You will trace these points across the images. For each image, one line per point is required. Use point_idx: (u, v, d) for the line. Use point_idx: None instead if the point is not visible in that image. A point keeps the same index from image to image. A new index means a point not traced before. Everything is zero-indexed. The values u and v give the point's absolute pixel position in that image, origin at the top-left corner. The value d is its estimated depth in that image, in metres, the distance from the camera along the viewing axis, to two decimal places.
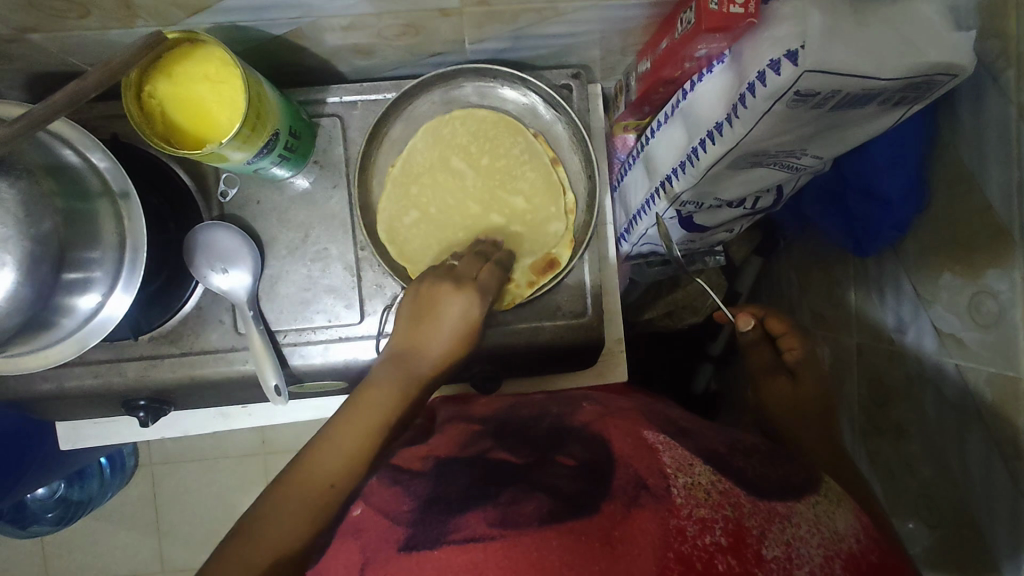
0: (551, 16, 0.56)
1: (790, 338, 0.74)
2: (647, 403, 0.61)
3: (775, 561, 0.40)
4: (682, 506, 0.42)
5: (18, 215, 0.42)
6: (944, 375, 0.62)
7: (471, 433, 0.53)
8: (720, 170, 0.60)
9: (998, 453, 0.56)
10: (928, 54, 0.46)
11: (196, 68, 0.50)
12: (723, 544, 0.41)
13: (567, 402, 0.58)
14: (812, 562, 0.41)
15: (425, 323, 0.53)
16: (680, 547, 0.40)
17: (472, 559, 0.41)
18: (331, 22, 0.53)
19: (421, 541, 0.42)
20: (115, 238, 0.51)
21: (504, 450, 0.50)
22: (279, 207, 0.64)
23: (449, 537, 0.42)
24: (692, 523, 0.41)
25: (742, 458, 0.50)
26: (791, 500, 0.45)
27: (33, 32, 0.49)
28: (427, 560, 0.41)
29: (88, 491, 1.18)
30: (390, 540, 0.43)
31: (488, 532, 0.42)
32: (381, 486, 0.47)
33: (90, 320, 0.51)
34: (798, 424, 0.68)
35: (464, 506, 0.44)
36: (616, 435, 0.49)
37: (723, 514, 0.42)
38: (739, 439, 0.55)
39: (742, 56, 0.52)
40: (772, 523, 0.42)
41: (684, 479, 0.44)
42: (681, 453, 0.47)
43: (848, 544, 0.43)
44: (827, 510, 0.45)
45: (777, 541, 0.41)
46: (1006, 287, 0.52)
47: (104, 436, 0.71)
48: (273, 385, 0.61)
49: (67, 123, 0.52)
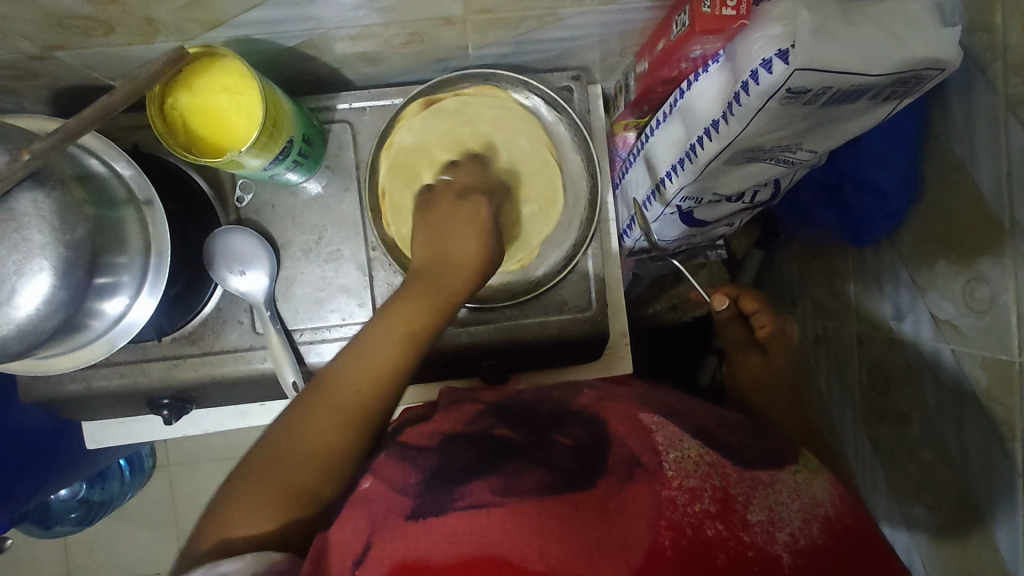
0: (551, 21, 0.59)
1: (763, 316, 0.77)
2: (644, 391, 0.61)
3: (759, 525, 0.42)
4: (673, 477, 0.44)
5: (54, 223, 0.43)
6: (941, 361, 0.63)
7: (474, 412, 0.54)
8: (718, 166, 0.62)
9: (996, 435, 0.58)
10: (914, 51, 0.48)
11: (214, 81, 0.52)
12: (711, 510, 0.43)
13: (566, 388, 0.60)
14: (793, 525, 0.43)
15: (429, 278, 0.56)
16: (672, 515, 0.42)
17: (475, 525, 0.42)
18: (340, 33, 0.56)
19: (428, 510, 0.43)
20: (141, 244, 0.54)
21: (507, 427, 0.51)
22: (293, 210, 0.67)
23: (453, 506, 0.43)
24: (683, 493, 0.43)
25: (729, 434, 0.51)
26: (773, 469, 0.47)
27: (59, 49, 0.52)
28: (433, 528, 0.42)
29: (111, 490, 1.21)
30: (396, 510, 0.44)
31: (491, 500, 0.43)
32: (389, 460, 0.47)
33: (117, 323, 0.54)
34: (772, 400, 0.74)
35: (467, 476, 0.45)
36: (614, 419, 0.50)
37: (711, 484, 0.44)
38: (727, 417, 0.56)
39: (735, 55, 0.54)
40: (756, 491, 0.45)
41: (674, 454, 0.46)
42: (671, 431, 0.49)
43: (825, 508, 0.45)
44: (806, 479, 0.47)
45: (761, 507, 0.43)
46: (998, 274, 0.54)
47: (127, 435, 0.74)
48: (291, 382, 0.63)
49: (96, 138, 0.55)
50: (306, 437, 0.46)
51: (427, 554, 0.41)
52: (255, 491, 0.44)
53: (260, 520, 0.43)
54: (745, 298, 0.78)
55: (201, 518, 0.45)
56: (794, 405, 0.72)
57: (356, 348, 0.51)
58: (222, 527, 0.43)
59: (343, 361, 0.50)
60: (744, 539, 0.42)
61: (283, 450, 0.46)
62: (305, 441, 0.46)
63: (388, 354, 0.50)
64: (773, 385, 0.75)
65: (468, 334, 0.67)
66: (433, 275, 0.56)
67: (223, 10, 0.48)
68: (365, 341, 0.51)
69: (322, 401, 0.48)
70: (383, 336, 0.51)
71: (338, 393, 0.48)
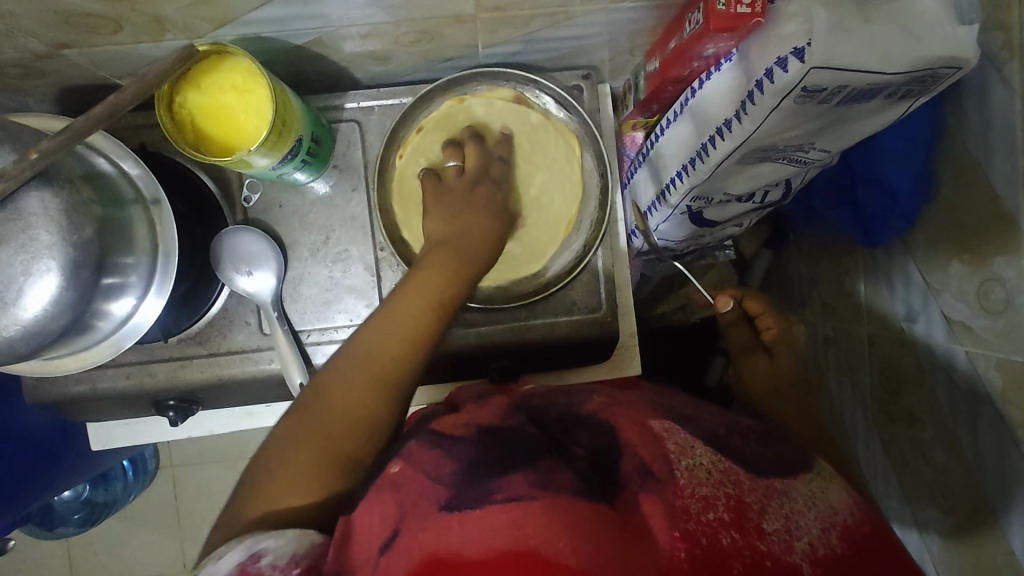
0: (561, 20, 0.58)
1: (769, 319, 0.77)
2: (653, 396, 0.61)
3: (776, 534, 0.41)
4: (685, 485, 0.43)
5: (61, 222, 0.43)
6: (955, 364, 0.63)
7: (492, 412, 0.53)
8: (729, 166, 0.62)
9: (1011, 438, 0.57)
10: (931, 49, 0.48)
11: (224, 79, 0.52)
12: (725, 519, 0.42)
13: (574, 392, 0.59)
14: (811, 534, 0.42)
15: (444, 252, 0.57)
16: (686, 525, 0.41)
17: (512, 517, 0.39)
18: (349, 31, 0.55)
19: (464, 502, 0.41)
20: (148, 245, 0.53)
21: (534, 427, 0.50)
22: (300, 210, 0.66)
23: (491, 498, 0.41)
24: (696, 501, 0.42)
25: (741, 439, 0.51)
26: (787, 477, 0.47)
27: (66, 47, 0.51)
28: (467, 522, 0.40)
29: (114, 492, 1.22)
30: (430, 499, 0.42)
31: (528, 492, 0.41)
32: (422, 448, 0.46)
33: (124, 324, 0.54)
34: (779, 402, 0.73)
35: (503, 470, 0.43)
36: (625, 426, 0.49)
37: (724, 492, 0.43)
38: (738, 422, 0.56)
39: (748, 54, 0.53)
40: (770, 499, 0.44)
41: (686, 461, 0.45)
42: (683, 437, 0.48)
43: (842, 517, 0.45)
44: (821, 487, 0.47)
45: (777, 516, 0.43)
46: (1014, 275, 0.53)
47: (132, 437, 0.73)
48: (298, 383, 0.62)
49: (103, 137, 0.55)
50: (342, 404, 0.48)
51: (460, 548, 0.39)
52: (297, 459, 0.46)
53: (306, 488, 0.45)
54: (751, 299, 0.78)
55: (235, 497, 0.46)
56: (802, 406, 0.72)
57: (374, 320, 0.52)
58: (266, 499, 0.44)
59: (363, 331, 0.52)
60: (761, 547, 0.41)
61: (322, 416, 0.47)
62: (331, 409, 0.48)
63: (413, 322, 0.52)
64: (779, 386, 0.74)
65: (475, 336, 0.67)
66: (450, 249, 0.58)
67: (231, 8, 0.47)
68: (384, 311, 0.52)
69: (345, 370, 0.49)
70: (409, 305, 0.52)
71: (359, 362, 0.50)
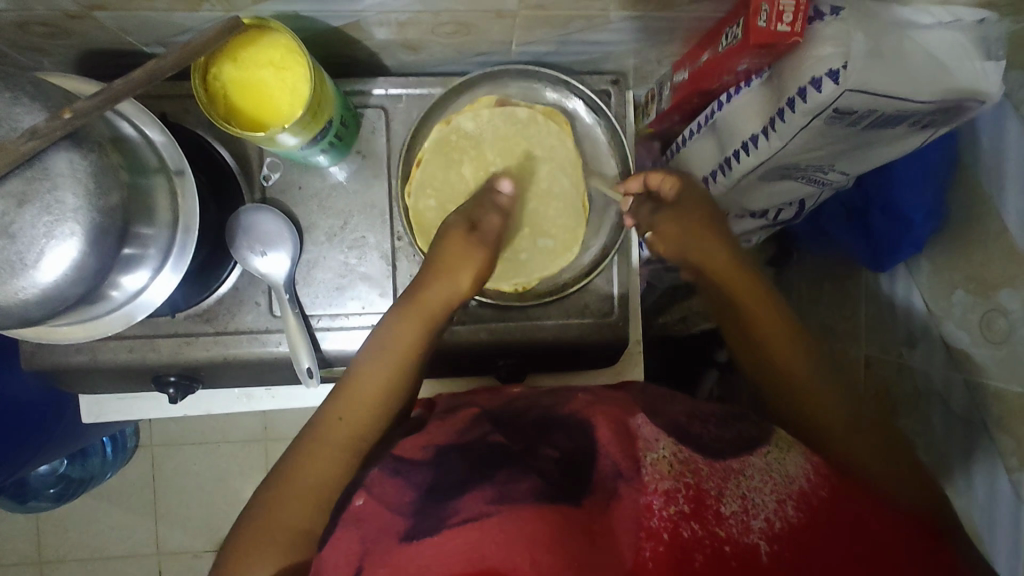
0: (600, 24, 0.58)
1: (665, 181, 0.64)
2: (638, 390, 0.58)
3: (734, 517, 0.41)
4: (649, 482, 0.42)
5: (89, 186, 0.42)
6: (953, 388, 0.65)
7: (462, 423, 0.53)
8: (752, 180, 0.63)
9: (1004, 465, 0.60)
10: (959, 82, 0.49)
11: (262, 54, 0.52)
12: (686, 511, 0.40)
13: (558, 394, 0.58)
14: (767, 510, 0.41)
15: (416, 316, 0.58)
16: (649, 523, 0.40)
17: (469, 540, 0.40)
18: (388, 18, 0.55)
19: (420, 531, 0.42)
20: (169, 217, 0.52)
21: (501, 433, 0.50)
22: (320, 193, 0.66)
23: (449, 522, 0.41)
24: (658, 497, 0.41)
25: (701, 425, 0.49)
26: (744, 455, 0.45)
27: (99, 9, 0.50)
28: (421, 552, 0.40)
29: (89, 468, 1.18)
30: (391, 531, 0.43)
31: (485, 509, 0.41)
32: (383, 477, 0.47)
33: (135, 297, 0.53)
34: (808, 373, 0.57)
35: (464, 488, 0.43)
36: (601, 424, 0.48)
37: (684, 482, 0.42)
38: (699, 407, 0.53)
39: (782, 74, 0.53)
40: (728, 481, 0.42)
41: (651, 455, 0.44)
42: (651, 430, 0.46)
43: (799, 485, 0.43)
44: (779, 457, 0.45)
45: (734, 497, 0.42)
46: (1018, 305, 0.57)
47: (126, 411, 0.72)
48: (306, 367, 0.62)
49: (133, 106, 0.54)
50: (306, 475, 0.50)
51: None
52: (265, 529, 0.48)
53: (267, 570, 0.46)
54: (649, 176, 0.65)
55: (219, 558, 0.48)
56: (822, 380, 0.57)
57: (338, 389, 0.55)
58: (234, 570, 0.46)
59: (332, 398, 0.55)
60: (720, 534, 0.40)
61: (285, 487, 0.49)
62: (293, 478, 0.50)
63: (375, 389, 0.54)
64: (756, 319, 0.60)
65: (488, 332, 0.67)
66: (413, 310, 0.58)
67: None
68: (351, 376, 0.55)
69: (312, 443, 0.52)
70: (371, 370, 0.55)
71: (322, 437, 0.52)
